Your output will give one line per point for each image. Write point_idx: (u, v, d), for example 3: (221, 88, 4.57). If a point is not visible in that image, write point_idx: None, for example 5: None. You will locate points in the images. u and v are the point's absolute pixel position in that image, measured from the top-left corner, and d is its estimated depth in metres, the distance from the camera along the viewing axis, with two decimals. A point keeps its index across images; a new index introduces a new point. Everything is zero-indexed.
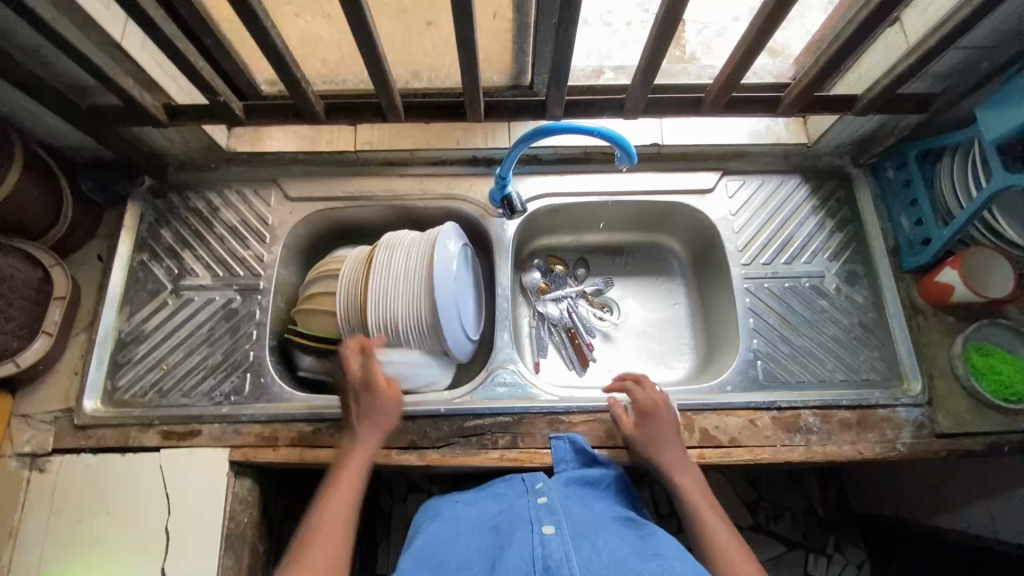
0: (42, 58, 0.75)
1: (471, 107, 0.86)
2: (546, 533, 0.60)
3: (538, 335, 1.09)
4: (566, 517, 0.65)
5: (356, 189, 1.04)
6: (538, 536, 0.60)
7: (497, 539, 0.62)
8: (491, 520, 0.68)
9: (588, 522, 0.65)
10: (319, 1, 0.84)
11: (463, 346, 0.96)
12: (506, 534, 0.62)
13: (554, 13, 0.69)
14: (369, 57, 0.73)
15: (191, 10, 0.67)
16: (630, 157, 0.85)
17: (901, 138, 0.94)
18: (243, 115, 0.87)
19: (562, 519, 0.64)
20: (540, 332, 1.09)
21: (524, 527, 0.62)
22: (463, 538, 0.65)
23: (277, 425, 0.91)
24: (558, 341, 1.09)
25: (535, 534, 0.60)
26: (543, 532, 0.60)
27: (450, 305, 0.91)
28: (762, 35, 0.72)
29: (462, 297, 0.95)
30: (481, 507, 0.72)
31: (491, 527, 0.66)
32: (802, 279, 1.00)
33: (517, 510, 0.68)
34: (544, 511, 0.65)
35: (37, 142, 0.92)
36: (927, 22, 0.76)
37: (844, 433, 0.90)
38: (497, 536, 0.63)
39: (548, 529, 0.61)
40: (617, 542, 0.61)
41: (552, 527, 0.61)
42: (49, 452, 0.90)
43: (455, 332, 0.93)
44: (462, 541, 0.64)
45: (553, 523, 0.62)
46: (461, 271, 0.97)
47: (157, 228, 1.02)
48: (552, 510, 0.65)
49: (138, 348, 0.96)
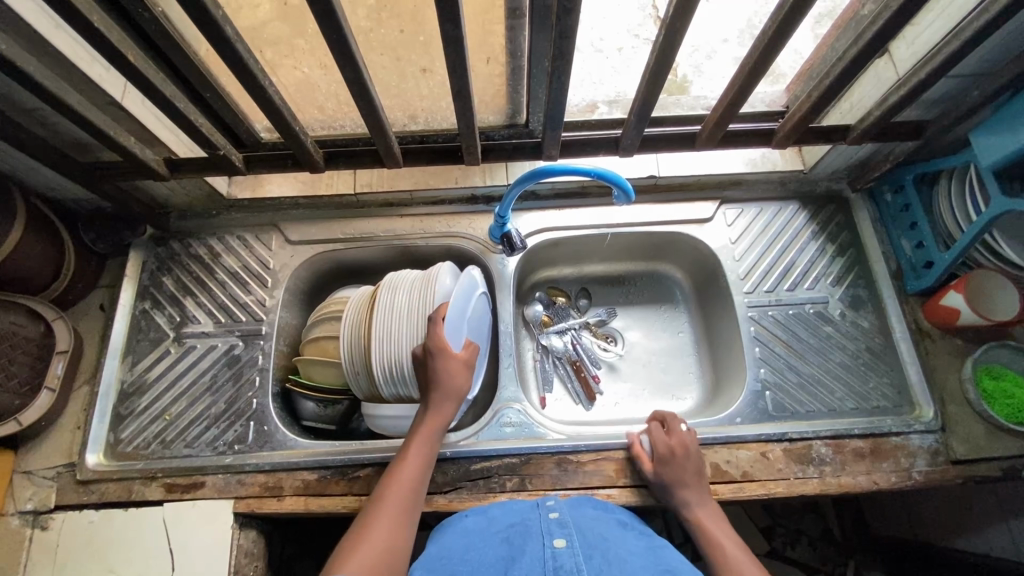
0: (44, 119, 0.77)
1: (468, 152, 0.87)
2: (558, 546, 0.58)
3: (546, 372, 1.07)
4: (578, 530, 0.63)
5: (357, 231, 1.05)
6: (549, 548, 0.57)
7: (507, 550, 0.59)
8: (499, 533, 0.65)
9: (600, 534, 0.63)
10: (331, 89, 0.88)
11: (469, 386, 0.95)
12: (517, 547, 0.59)
13: (546, 62, 0.70)
14: (364, 107, 0.74)
15: (190, 68, 0.68)
16: (627, 195, 0.86)
17: (897, 162, 0.94)
18: (244, 166, 0.88)
19: (573, 532, 0.61)
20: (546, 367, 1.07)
21: (535, 540, 0.60)
22: (471, 549, 0.61)
23: (281, 474, 0.89)
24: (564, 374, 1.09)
25: (546, 547, 0.58)
26: (555, 545, 0.58)
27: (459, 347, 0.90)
28: (752, 75, 0.73)
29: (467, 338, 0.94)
30: (488, 522, 0.69)
31: (502, 539, 0.63)
32: (806, 306, 1.00)
33: (528, 525, 0.65)
34: (556, 525, 0.63)
35: (39, 198, 0.93)
36: (916, 53, 0.77)
37: (858, 464, 0.88)
38: (508, 548, 0.60)
39: (560, 542, 0.58)
40: (629, 555, 0.59)
41: (564, 540, 0.59)
42: (51, 509, 0.89)
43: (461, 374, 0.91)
44: (471, 552, 0.60)
45: (564, 535, 0.60)
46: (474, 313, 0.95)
47: (158, 275, 1.03)
48: (564, 525, 0.63)
49: (140, 400, 0.95)
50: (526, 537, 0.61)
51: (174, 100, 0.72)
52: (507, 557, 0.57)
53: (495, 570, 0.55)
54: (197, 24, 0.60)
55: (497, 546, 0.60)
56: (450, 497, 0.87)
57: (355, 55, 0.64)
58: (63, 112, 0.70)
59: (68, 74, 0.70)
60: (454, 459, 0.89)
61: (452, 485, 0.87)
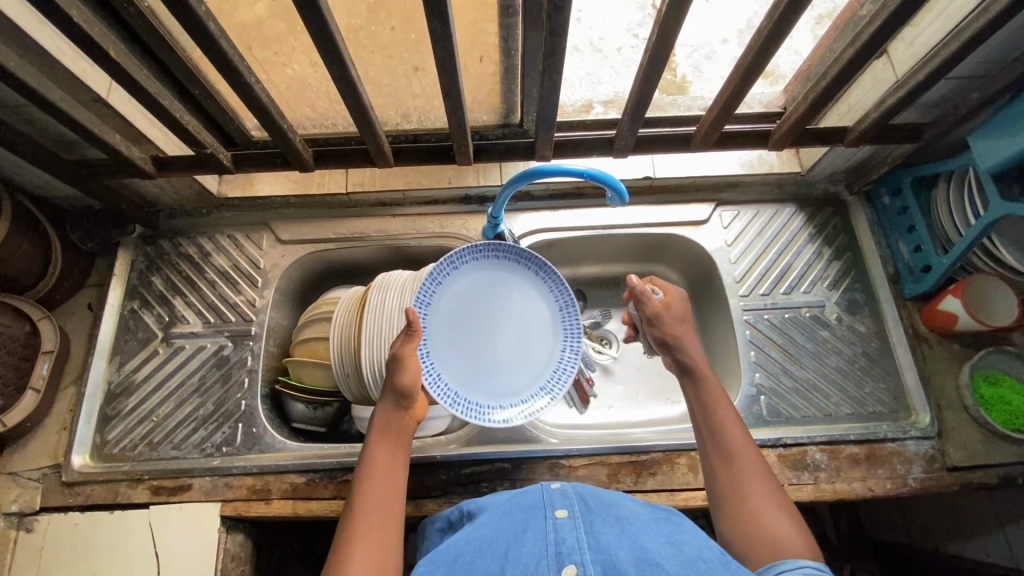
0: (28, 116, 0.75)
1: (460, 151, 0.86)
2: (559, 517, 0.56)
3: (578, 330, 0.86)
4: (581, 500, 0.61)
5: (348, 231, 1.03)
6: (551, 520, 0.56)
7: (509, 525, 0.58)
8: (503, 504, 0.64)
9: (606, 503, 0.61)
10: (324, 89, 0.87)
11: (497, 400, 0.84)
12: (519, 522, 0.58)
13: (538, 62, 0.69)
14: (353, 106, 0.73)
15: (176, 64, 0.66)
16: (621, 196, 0.84)
17: (895, 166, 0.93)
18: (232, 165, 0.86)
19: (576, 501, 0.60)
20: (574, 329, 0.87)
21: (537, 513, 0.58)
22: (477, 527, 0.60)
23: (269, 477, 0.88)
24: (559, 282, 0.86)
25: (547, 519, 0.56)
26: (557, 516, 0.57)
27: (435, 389, 0.78)
28: (747, 76, 0.72)
29: (445, 362, 0.82)
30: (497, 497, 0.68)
31: (505, 512, 0.62)
32: (802, 309, 0.99)
33: (531, 496, 0.64)
34: (558, 496, 0.61)
35: (25, 194, 0.91)
36: (915, 55, 0.76)
37: (853, 470, 0.87)
38: (510, 523, 0.58)
39: (561, 513, 0.57)
40: (635, 523, 0.57)
41: (565, 511, 0.57)
42: (36, 511, 0.87)
43: (464, 405, 0.81)
44: (478, 529, 0.59)
45: (566, 506, 0.59)
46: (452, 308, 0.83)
47: (147, 275, 1.01)
48: (566, 494, 0.62)
49: (127, 401, 0.94)
50: (528, 509, 0.60)
51: (159, 97, 0.70)
52: (508, 534, 0.56)
53: (497, 550, 0.54)
54: (179, 21, 0.59)
55: (500, 522, 0.59)
56: (440, 501, 0.86)
57: (341, 54, 0.63)
58: (46, 109, 0.68)
59: (51, 70, 0.69)
60: (445, 463, 0.88)
61: (442, 490, 0.87)
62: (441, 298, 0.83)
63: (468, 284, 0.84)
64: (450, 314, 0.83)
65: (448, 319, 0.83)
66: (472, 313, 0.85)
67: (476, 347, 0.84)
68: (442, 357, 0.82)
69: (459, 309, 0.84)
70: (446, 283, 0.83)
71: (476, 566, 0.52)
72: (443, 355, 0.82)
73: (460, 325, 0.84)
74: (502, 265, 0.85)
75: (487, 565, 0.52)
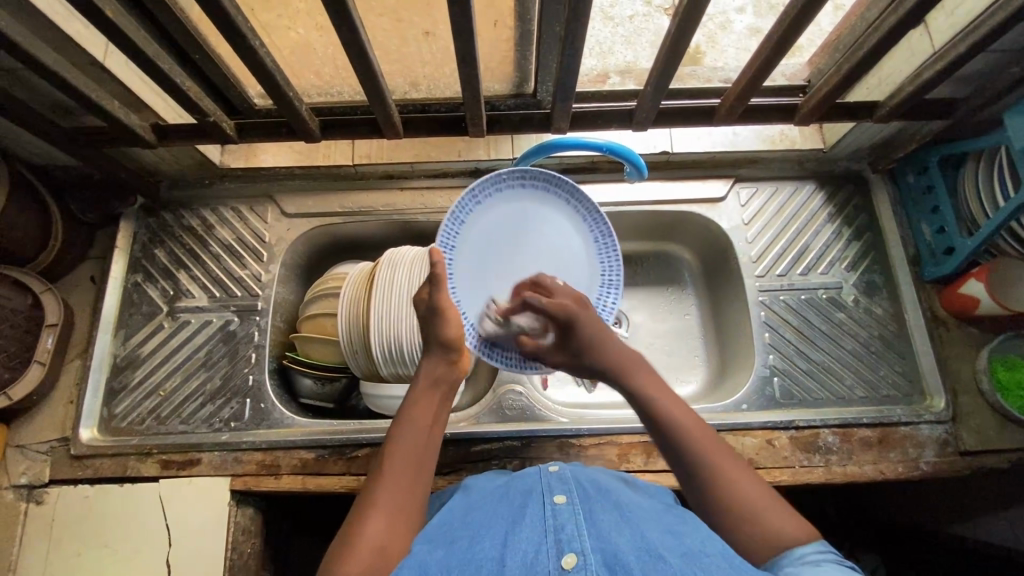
0: (21, 80, 0.72)
1: (473, 123, 0.82)
2: (558, 503, 0.56)
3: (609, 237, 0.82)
4: (579, 484, 0.61)
5: (355, 205, 1.01)
6: (549, 506, 0.55)
7: (508, 508, 0.57)
8: (502, 486, 0.64)
9: (603, 488, 0.61)
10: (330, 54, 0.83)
11: None
12: (517, 505, 0.57)
13: (559, 26, 0.65)
14: (362, 72, 0.69)
15: (173, 24, 0.63)
16: (639, 170, 0.82)
17: (923, 143, 0.89)
18: (236, 135, 0.83)
19: (574, 487, 0.59)
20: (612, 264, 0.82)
21: (534, 497, 0.58)
22: (473, 508, 0.60)
23: (278, 453, 0.88)
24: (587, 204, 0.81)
25: (545, 504, 0.56)
26: (554, 502, 0.56)
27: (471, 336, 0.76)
28: (779, 47, 0.68)
29: (479, 300, 0.78)
30: (492, 477, 0.68)
31: (503, 493, 0.61)
32: (819, 291, 0.97)
33: (527, 478, 0.63)
34: (556, 481, 0.61)
35: (21, 162, 0.88)
36: (955, 25, 0.71)
37: (865, 453, 0.87)
38: (509, 506, 0.58)
39: (560, 499, 0.57)
40: (634, 511, 0.56)
41: (564, 496, 0.57)
42: (46, 484, 0.88)
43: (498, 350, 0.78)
44: (476, 511, 0.59)
45: (564, 491, 0.58)
46: (473, 239, 0.78)
47: (150, 247, 0.99)
48: (564, 479, 0.61)
49: (133, 374, 0.93)
50: (526, 494, 0.59)
51: (158, 62, 0.67)
52: (506, 517, 0.55)
53: (496, 533, 0.53)
54: None
55: (498, 504, 0.59)
56: (449, 479, 0.86)
57: (352, 17, 0.59)
58: (42, 75, 0.65)
59: (45, 30, 0.65)
60: (455, 441, 0.88)
61: (452, 467, 0.87)
62: (465, 237, 0.78)
63: (492, 215, 0.79)
64: (482, 247, 0.79)
65: (477, 253, 0.79)
66: (500, 238, 0.80)
67: (510, 282, 0.80)
68: (470, 295, 0.78)
69: (489, 244, 0.79)
70: (470, 218, 0.78)
71: (473, 549, 0.51)
72: (474, 294, 0.78)
73: (491, 259, 0.79)
74: (527, 195, 0.80)
75: (486, 550, 0.50)
